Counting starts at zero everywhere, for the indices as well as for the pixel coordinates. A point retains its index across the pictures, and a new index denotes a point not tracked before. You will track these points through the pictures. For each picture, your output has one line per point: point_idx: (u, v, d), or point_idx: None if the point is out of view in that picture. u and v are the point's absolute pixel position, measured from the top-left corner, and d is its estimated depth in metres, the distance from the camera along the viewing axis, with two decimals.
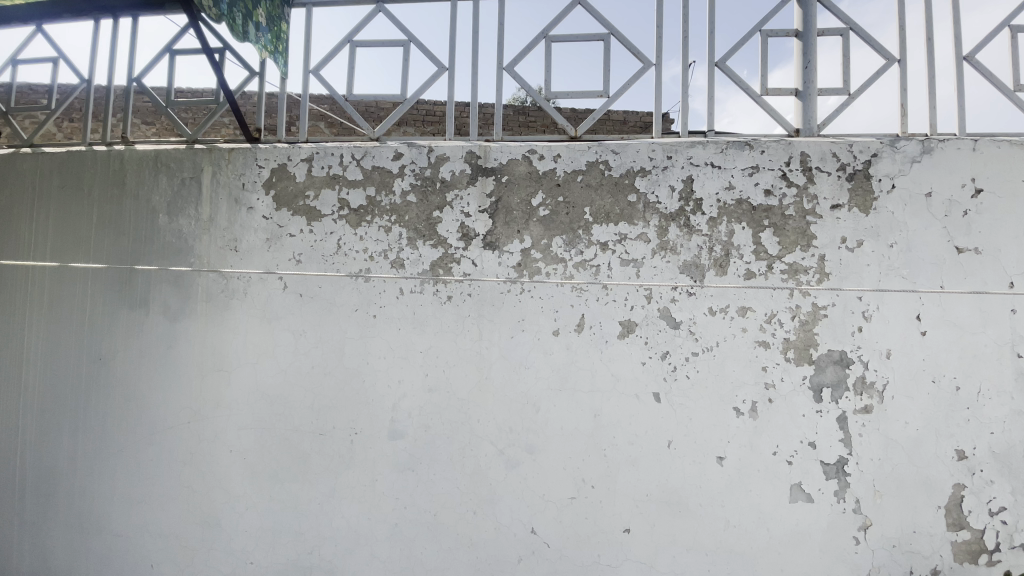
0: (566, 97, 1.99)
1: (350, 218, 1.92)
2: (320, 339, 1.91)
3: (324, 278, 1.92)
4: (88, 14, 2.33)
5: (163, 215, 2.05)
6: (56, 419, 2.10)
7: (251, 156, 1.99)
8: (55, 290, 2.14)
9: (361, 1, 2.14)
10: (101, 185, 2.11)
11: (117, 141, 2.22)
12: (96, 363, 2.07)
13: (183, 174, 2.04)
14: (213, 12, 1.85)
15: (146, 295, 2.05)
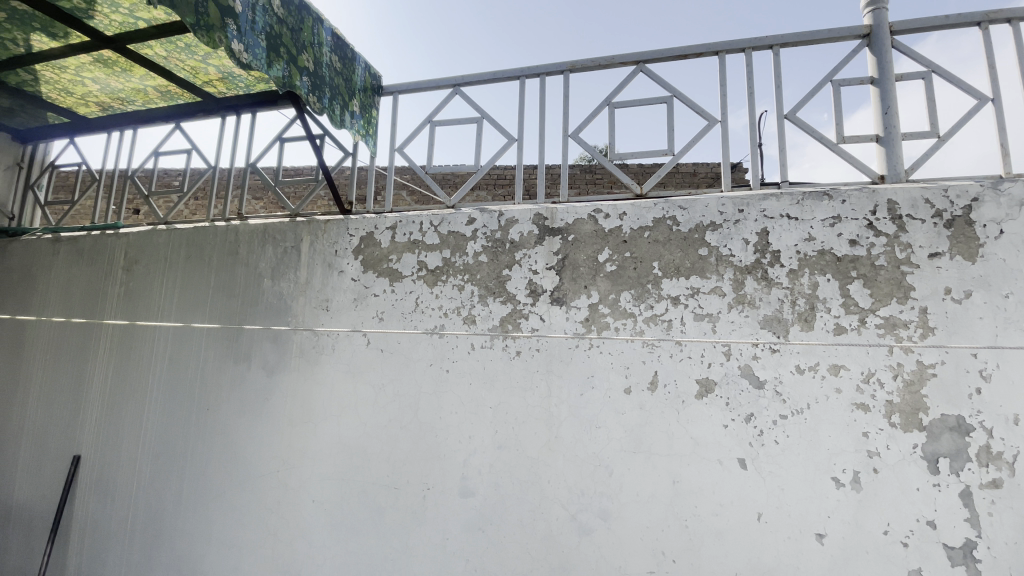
0: (631, 157, 2.06)
1: (427, 278, 2.06)
2: (398, 393, 2.00)
3: (402, 334, 2.04)
4: (216, 112, 2.78)
5: (267, 279, 2.31)
6: (166, 465, 2.33)
7: (344, 226, 2.22)
8: (176, 347, 2.43)
9: (441, 85, 2.39)
10: (218, 256, 2.43)
11: (234, 217, 2.55)
12: (203, 412, 2.30)
13: (286, 243, 2.30)
14: (317, 105, 2.16)
15: (249, 351, 2.27)
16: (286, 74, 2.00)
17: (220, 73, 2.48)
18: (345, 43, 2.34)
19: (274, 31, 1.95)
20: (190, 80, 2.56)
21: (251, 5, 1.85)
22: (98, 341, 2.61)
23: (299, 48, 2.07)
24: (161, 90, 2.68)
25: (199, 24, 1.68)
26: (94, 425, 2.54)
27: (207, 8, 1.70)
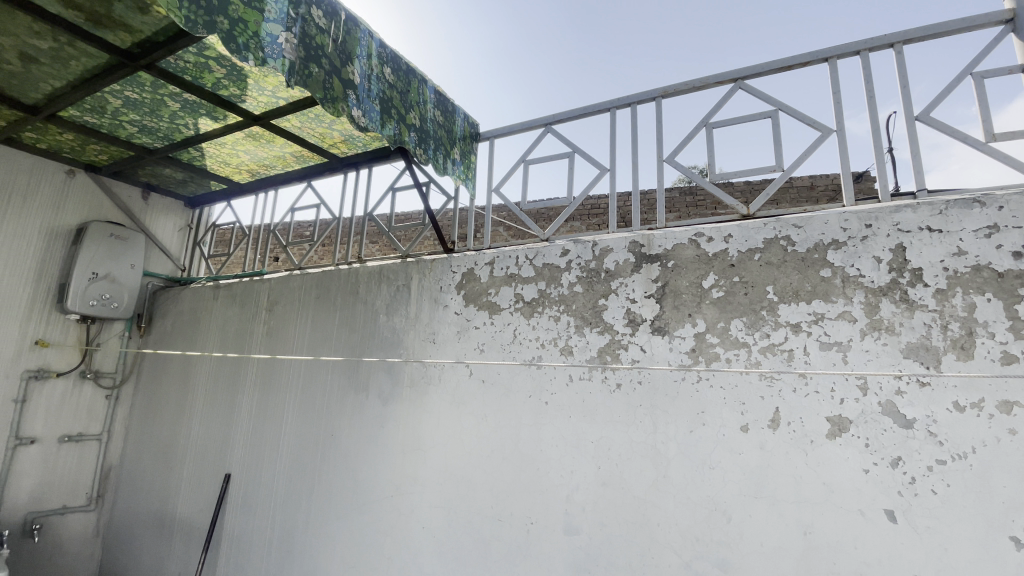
0: (735, 176, 1.97)
1: (524, 310, 2.11)
2: (500, 424, 2.04)
3: (503, 366, 2.09)
4: (340, 169, 3.18)
5: (382, 315, 2.53)
6: (297, 485, 2.58)
7: (447, 264, 2.37)
8: (306, 377, 2.74)
9: (533, 126, 2.51)
10: (342, 295, 2.72)
11: (353, 260, 2.85)
12: (328, 437, 2.54)
13: (398, 282, 2.52)
14: (423, 156, 2.37)
15: (367, 381, 2.48)
16: (397, 131, 2.24)
17: (343, 136, 2.83)
18: (446, 98, 2.57)
19: (386, 95, 2.20)
20: (319, 144, 2.95)
21: (367, 76, 2.11)
22: (246, 372, 3.02)
23: (406, 108, 2.31)
24: (296, 155, 3.13)
25: (327, 98, 1.91)
26: (241, 447, 2.91)
27: (332, 83, 1.94)
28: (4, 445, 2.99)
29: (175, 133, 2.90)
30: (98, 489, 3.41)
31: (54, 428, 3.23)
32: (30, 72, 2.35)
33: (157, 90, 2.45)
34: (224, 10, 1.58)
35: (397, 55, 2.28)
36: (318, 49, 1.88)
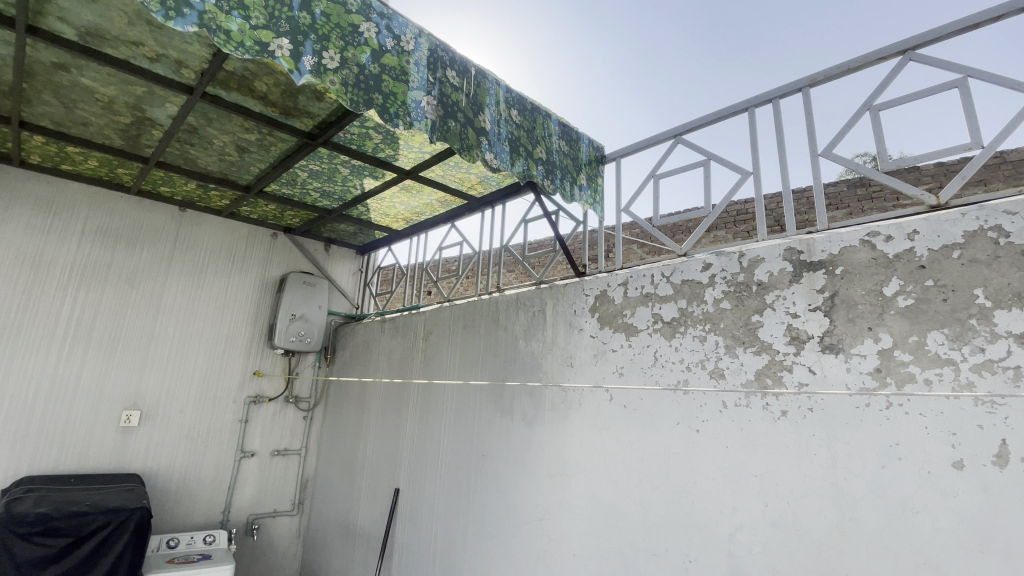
0: (923, 159, 1.63)
1: (665, 330, 2.03)
2: (646, 452, 1.96)
3: (645, 390, 2.03)
4: (477, 207, 3.46)
5: (522, 340, 2.64)
6: (455, 504, 2.77)
7: (580, 287, 2.41)
8: (458, 401, 2.96)
9: (662, 140, 2.46)
10: (485, 323, 2.91)
11: (493, 289, 3.04)
12: (480, 459, 2.69)
13: (533, 308, 2.62)
14: (551, 186, 2.47)
15: (511, 405, 2.59)
16: (525, 166, 2.37)
17: (479, 177, 3.08)
18: (570, 128, 2.66)
19: (515, 135, 2.36)
20: (459, 188, 3.26)
21: (497, 121, 2.29)
22: (408, 397, 3.38)
23: (534, 144, 2.44)
24: (442, 200, 3.48)
25: (463, 147, 2.12)
26: (406, 465, 3.23)
27: (467, 133, 2.14)
28: (234, 457, 3.76)
29: (346, 193, 3.45)
30: (299, 497, 4.06)
31: (268, 444, 3.95)
32: (245, 160, 3.02)
33: (333, 161, 2.96)
34: (379, 87, 1.87)
35: (522, 97, 2.45)
36: (454, 105, 2.11)
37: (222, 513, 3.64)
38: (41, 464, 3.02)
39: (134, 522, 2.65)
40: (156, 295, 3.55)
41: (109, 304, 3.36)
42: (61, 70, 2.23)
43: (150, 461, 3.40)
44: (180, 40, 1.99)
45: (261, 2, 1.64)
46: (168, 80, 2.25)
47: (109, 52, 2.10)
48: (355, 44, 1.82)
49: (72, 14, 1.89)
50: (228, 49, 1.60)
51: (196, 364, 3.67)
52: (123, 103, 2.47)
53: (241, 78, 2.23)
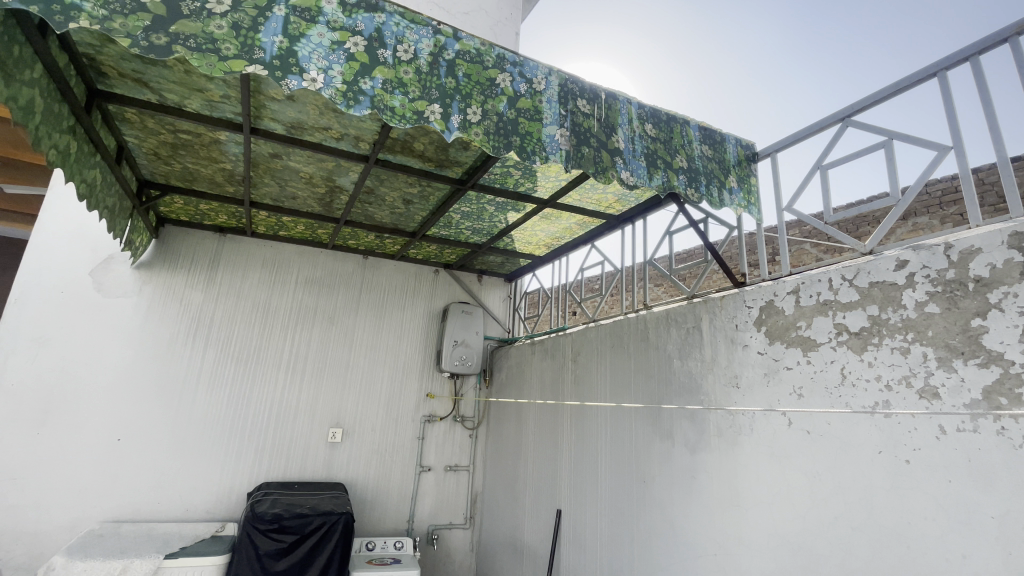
0: None
1: (853, 343, 1.76)
2: (840, 484, 1.70)
3: (831, 413, 1.77)
4: (617, 225, 3.44)
5: (677, 359, 2.52)
6: (620, 530, 2.71)
7: (741, 299, 2.24)
8: (614, 423, 2.91)
9: (826, 126, 2.20)
10: (635, 343, 2.85)
11: (642, 307, 2.97)
12: (642, 485, 2.61)
13: (687, 324, 2.50)
14: (696, 196, 2.35)
15: (671, 428, 2.48)
16: (666, 179, 2.30)
17: (616, 196, 3.07)
18: (713, 131, 2.52)
19: (651, 149, 2.32)
20: (598, 209, 3.29)
21: (631, 139, 2.28)
22: (564, 418, 3.43)
23: (672, 155, 2.36)
24: (581, 223, 3.54)
25: (598, 171, 2.15)
26: (567, 486, 3.26)
27: (602, 156, 2.18)
28: (415, 471, 4.21)
29: (493, 228, 3.72)
30: (470, 512, 4.35)
31: (441, 460, 4.33)
32: (410, 210, 3.46)
33: (480, 200, 3.23)
34: (516, 130, 2.02)
35: (657, 110, 2.40)
36: (587, 132, 2.17)
37: (407, 522, 4.08)
38: (275, 471, 3.77)
39: (342, 523, 3.15)
40: (349, 331, 4.22)
41: (316, 340, 4.09)
42: (276, 158, 2.85)
43: (351, 472, 3.99)
44: (356, 120, 2.40)
45: (415, 77, 1.90)
46: (350, 153, 2.72)
47: (308, 139, 2.63)
48: (493, 96, 2.01)
49: (281, 114, 2.43)
50: (393, 121, 1.84)
51: (381, 388, 4.23)
52: (319, 177, 3.05)
53: (403, 142, 2.59)
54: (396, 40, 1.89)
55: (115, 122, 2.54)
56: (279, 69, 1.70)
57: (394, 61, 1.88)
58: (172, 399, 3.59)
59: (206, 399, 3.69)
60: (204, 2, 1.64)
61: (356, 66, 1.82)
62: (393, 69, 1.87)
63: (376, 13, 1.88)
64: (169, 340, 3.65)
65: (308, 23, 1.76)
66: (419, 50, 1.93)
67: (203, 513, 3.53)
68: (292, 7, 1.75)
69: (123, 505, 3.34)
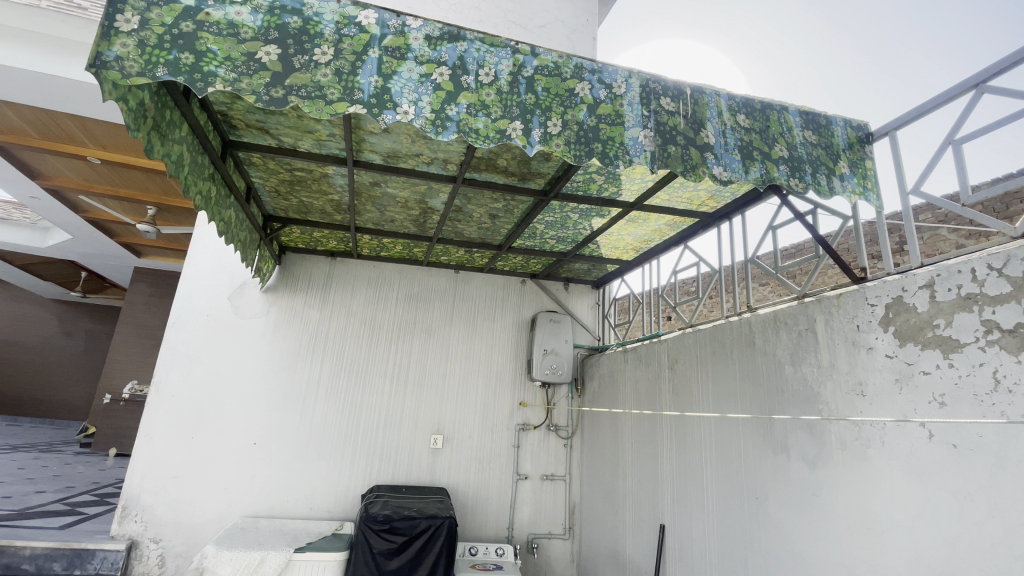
0: None
1: (1008, 342, 1.50)
2: (998, 507, 1.45)
3: (982, 424, 1.52)
4: (712, 223, 3.27)
5: (789, 365, 2.33)
6: (731, 548, 2.54)
7: (862, 297, 2.02)
8: (719, 434, 2.75)
9: (955, 95, 1.93)
10: (738, 348, 2.68)
11: (745, 309, 2.78)
12: (754, 501, 2.43)
13: (799, 327, 2.31)
14: (801, 186, 2.17)
15: (785, 441, 2.28)
16: (763, 172, 2.15)
17: (709, 193, 2.92)
18: (815, 114, 2.31)
19: (745, 141, 2.18)
20: (688, 208, 3.16)
21: (722, 132, 2.17)
22: (662, 427, 3.30)
23: (770, 144, 2.21)
24: (672, 224, 3.41)
25: (687, 169, 2.07)
26: (670, 499, 3.12)
27: (691, 153, 2.10)
28: (513, 479, 4.28)
29: (578, 236, 3.71)
30: (570, 523, 4.32)
31: (538, 469, 4.36)
32: (496, 224, 3.58)
33: (564, 209, 3.24)
34: (597, 136, 2.02)
35: (748, 99, 2.26)
36: (672, 130, 2.11)
37: (507, 529, 4.16)
38: (384, 475, 4.05)
39: (446, 527, 3.29)
40: (445, 342, 4.43)
41: (416, 352, 4.35)
42: (375, 186, 3.11)
43: (452, 478, 4.16)
44: (444, 143, 2.54)
45: (497, 98, 1.99)
46: (439, 176, 2.89)
47: (402, 166, 2.83)
48: (572, 106, 2.04)
49: (378, 146, 2.65)
50: (478, 142, 1.94)
51: (477, 397, 4.38)
52: (413, 200, 3.26)
53: (487, 160, 2.69)
54: (477, 64, 1.99)
55: (244, 166, 2.93)
56: (376, 106, 1.86)
57: (476, 84, 1.97)
58: (296, 407, 4.01)
59: (324, 408, 4.07)
60: (311, 56, 1.86)
61: (442, 95, 1.94)
62: (476, 93, 1.97)
63: (458, 42, 1.99)
64: (292, 354, 4.09)
65: (398, 61, 1.92)
66: (499, 71, 2.01)
67: (324, 512, 3.88)
68: (384, 48, 1.91)
69: (260, 502, 3.78)
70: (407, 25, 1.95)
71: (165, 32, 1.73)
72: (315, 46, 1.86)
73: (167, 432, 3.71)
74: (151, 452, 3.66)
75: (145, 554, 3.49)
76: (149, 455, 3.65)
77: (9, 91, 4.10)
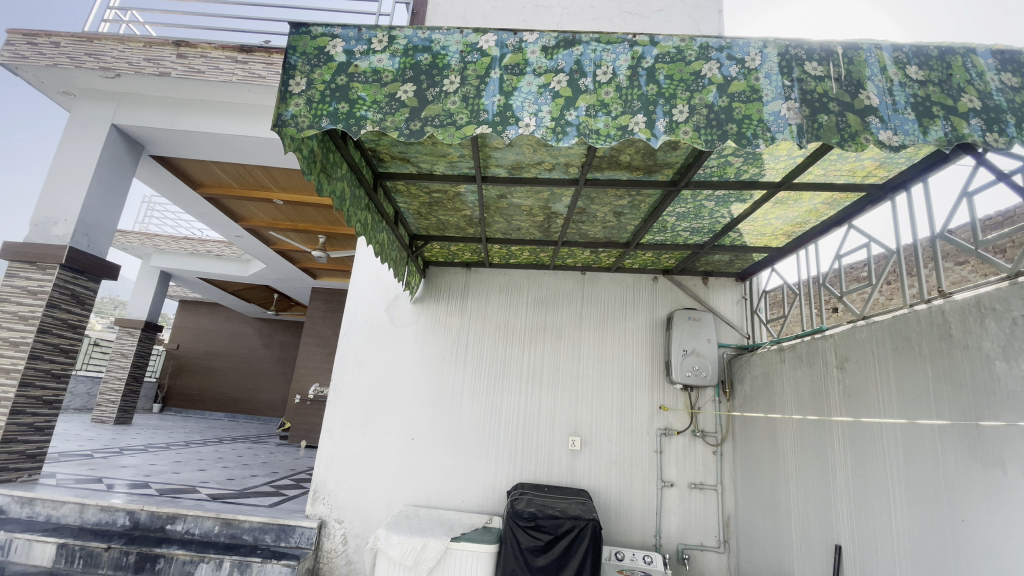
0: None
1: None
2: None
3: None
4: (883, 197, 2.80)
5: (1000, 360, 1.89)
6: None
7: None
8: (907, 444, 2.33)
9: None
10: (928, 342, 2.25)
11: (934, 295, 2.32)
12: (959, 526, 2.01)
13: (1013, 313, 1.86)
14: (1003, 139, 1.75)
15: (1000, 453, 1.86)
16: (947, 130, 1.80)
17: (875, 161, 2.51)
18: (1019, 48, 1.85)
19: (919, 97, 1.85)
20: (850, 181, 2.75)
21: (888, 90, 1.87)
22: (832, 435, 2.90)
23: (954, 96, 1.83)
24: (828, 202, 3.00)
25: (845, 138, 1.86)
26: (847, 517, 2.73)
27: (848, 121, 1.87)
28: (657, 485, 4.12)
29: (715, 225, 3.46)
30: (724, 535, 4.02)
31: (684, 476, 4.14)
32: (622, 222, 3.50)
33: (697, 198, 3.05)
34: (731, 117, 1.91)
35: (920, 45, 1.90)
36: (822, 98, 1.90)
37: (654, 537, 4.01)
38: (527, 474, 4.20)
39: (591, 530, 3.28)
40: (578, 343, 4.45)
41: (549, 353, 4.44)
42: (503, 198, 3.26)
43: (594, 480, 4.15)
44: (564, 148, 2.57)
45: (617, 95, 1.96)
46: (563, 180, 2.93)
47: (527, 175, 2.93)
48: (699, 89, 1.94)
49: (503, 160, 2.78)
50: (599, 142, 1.94)
51: (614, 399, 4.31)
52: (538, 207, 3.36)
53: (610, 158, 2.65)
54: (595, 65, 1.99)
55: (391, 193, 3.29)
56: (500, 123, 1.97)
57: (594, 85, 1.97)
58: (444, 407, 4.37)
59: (469, 408, 4.36)
60: (441, 86, 2.03)
61: (562, 101, 1.98)
62: (595, 93, 1.97)
63: (574, 47, 2.00)
64: (439, 359, 4.47)
65: (518, 76, 2.00)
66: (617, 67, 1.98)
67: (475, 506, 4.15)
68: (504, 67, 2.01)
69: (420, 493, 4.18)
70: (524, 41, 2.02)
71: (325, 88, 2.04)
72: (444, 77, 2.03)
73: (344, 427, 4.32)
74: (333, 444, 4.29)
75: (332, 532, 4.08)
76: (331, 447, 4.28)
77: (220, 153, 5.18)
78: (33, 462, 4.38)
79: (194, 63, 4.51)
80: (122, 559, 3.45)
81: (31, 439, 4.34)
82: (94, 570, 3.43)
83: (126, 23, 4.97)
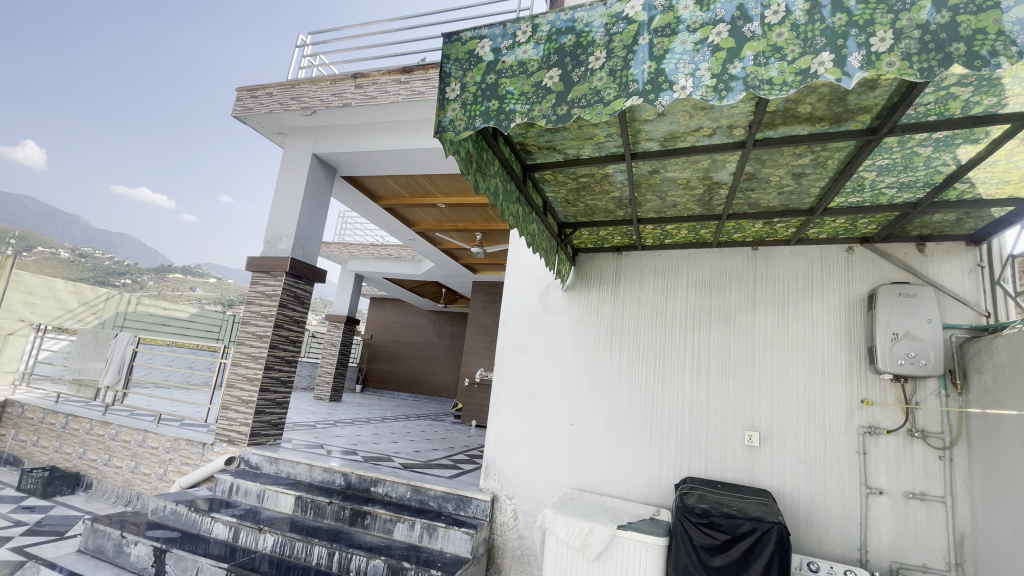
0: None
1: None
2: None
3: None
4: None
5: None
6: None
7: None
8: None
9: None
10: None
11: None
12: None
13: None
14: None
15: None
16: None
17: None
18: None
19: None
20: None
21: None
22: None
23: None
24: None
25: None
26: None
27: None
28: (860, 491, 3.51)
29: (933, 176, 2.78)
30: (957, 558, 3.26)
31: (898, 483, 3.45)
32: (804, 184, 3.02)
33: (905, 145, 2.47)
34: (956, 35, 1.53)
35: None
36: None
37: (858, 551, 3.44)
38: (696, 468, 3.94)
39: (776, 534, 2.93)
40: (750, 328, 4.01)
41: (717, 339, 4.09)
42: (655, 173, 3.07)
43: (776, 480, 3.72)
44: (727, 108, 2.31)
45: (793, 35, 1.69)
46: (725, 145, 2.64)
47: (682, 145, 2.71)
48: (909, 7, 1.57)
49: (654, 133, 2.61)
50: (773, 93, 1.71)
51: (799, 390, 3.79)
52: (697, 179, 3.09)
53: (785, 111, 2.31)
54: (762, 6, 1.73)
55: (540, 183, 3.35)
56: (651, 92, 1.84)
57: (763, 29, 1.72)
58: (603, 394, 4.33)
59: (629, 395, 4.25)
60: (587, 65, 1.97)
61: (723, 55, 1.77)
62: (765, 38, 1.72)
63: None
64: (596, 346, 4.43)
65: (670, 37, 1.84)
66: (791, 4, 1.70)
67: (640, 496, 4.04)
68: (654, 31, 1.87)
69: (583, 478, 4.22)
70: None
71: (478, 89, 2.15)
72: (589, 55, 1.97)
73: (509, 410, 4.59)
74: (500, 426, 4.58)
75: (503, 507, 4.37)
76: (499, 428, 4.58)
77: (391, 166, 5.86)
78: (276, 429, 5.56)
79: (368, 90, 5.15)
80: (340, 512, 4.17)
81: (273, 411, 5.50)
82: (321, 519, 4.21)
83: (316, 66, 5.90)
